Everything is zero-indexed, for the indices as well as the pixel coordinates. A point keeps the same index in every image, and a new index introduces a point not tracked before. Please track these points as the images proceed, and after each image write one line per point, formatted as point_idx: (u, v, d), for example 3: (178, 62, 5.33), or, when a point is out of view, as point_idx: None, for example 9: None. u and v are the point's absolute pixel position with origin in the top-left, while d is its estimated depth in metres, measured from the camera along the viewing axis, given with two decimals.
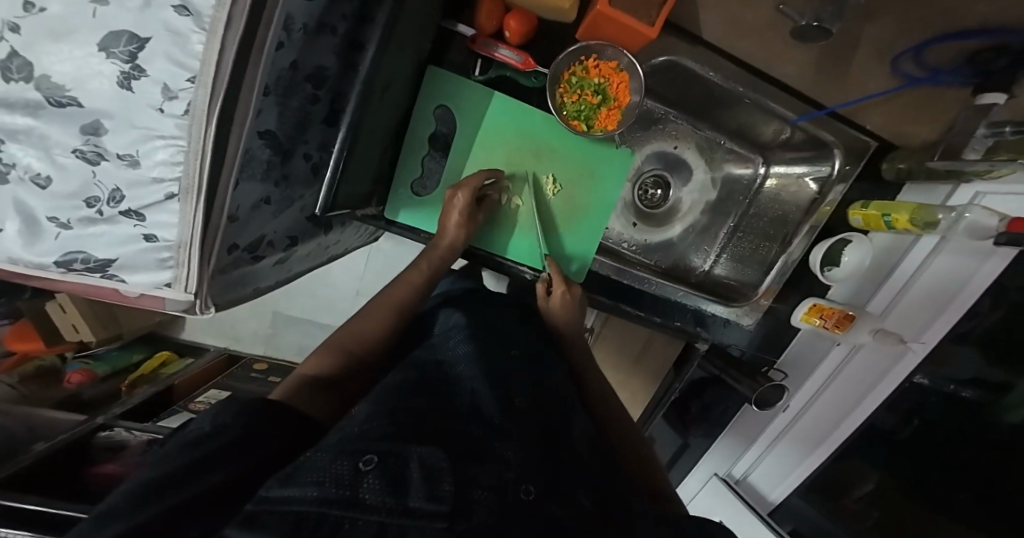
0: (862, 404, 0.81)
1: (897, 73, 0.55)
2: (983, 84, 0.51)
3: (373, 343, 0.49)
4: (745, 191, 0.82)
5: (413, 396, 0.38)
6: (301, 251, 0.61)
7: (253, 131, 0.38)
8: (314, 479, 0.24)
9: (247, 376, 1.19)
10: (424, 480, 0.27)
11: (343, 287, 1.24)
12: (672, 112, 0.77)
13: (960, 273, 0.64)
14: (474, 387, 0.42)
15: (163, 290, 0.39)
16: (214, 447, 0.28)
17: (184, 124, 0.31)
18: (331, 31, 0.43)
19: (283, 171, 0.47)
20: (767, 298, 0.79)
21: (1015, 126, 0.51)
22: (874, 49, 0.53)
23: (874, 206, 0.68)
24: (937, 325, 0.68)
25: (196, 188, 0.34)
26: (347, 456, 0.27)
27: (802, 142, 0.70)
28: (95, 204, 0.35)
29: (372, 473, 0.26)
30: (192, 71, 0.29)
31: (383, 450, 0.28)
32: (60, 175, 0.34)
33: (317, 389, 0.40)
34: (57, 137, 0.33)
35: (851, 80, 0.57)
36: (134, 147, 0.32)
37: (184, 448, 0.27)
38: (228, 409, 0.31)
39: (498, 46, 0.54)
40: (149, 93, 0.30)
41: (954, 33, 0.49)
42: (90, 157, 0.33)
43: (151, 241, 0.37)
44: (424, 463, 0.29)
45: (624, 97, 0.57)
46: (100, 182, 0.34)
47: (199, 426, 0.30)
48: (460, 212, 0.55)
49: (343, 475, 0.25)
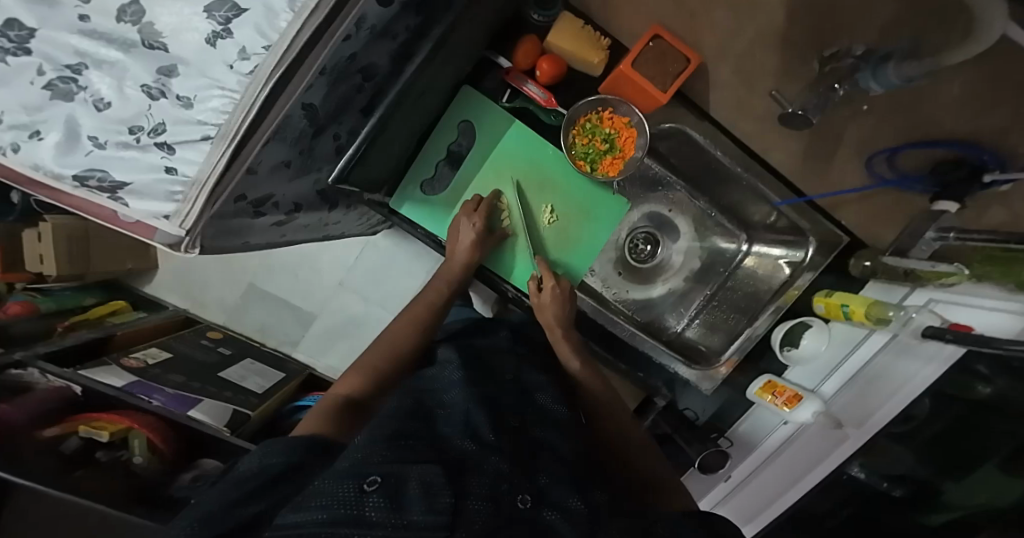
0: (805, 478, 0.89)
1: (872, 174, 0.57)
2: (944, 192, 0.50)
3: (392, 359, 0.63)
4: (726, 263, 0.89)
5: (412, 422, 0.46)
6: (302, 221, 0.63)
7: (299, 102, 0.44)
8: (321, 504, 0.30)
9: (196, 343, 1.15)
10: (422, 494, 0.32)
11: (327, 273, 1.28)
12: (673, 179, 0.86)
13: (903, 374, 0.70)
14: (468, 410, 0.49)
15: (159, 221, 0.42)
16: (265, 479, 0.38)
17: (246, 81, 0.37)
18: (392, 38, 0.50)
19: (311, 144, 0.52)
20: (726, 369, 0.80)
21: (959, 234, 0.55)
22: (853, 146, 0.56)
23: (837, 296, 0.75)
24: (877, 419, 0.75)
25: (231, 135, 0.39)
26: (353, 479, 0.32)
27: (785, 226, 0.77)
28: (137, 131, 0.40)
29: (375, 494, 0.31)
30: (269, 41, 0.36)
31: (385, 471, 0.34)
32: (118, 102, 0.39)
33: (347, 412, 0.54)
34: (135, 72, 0.38)
35: (829, 173, 0.60)
36: (194, 92, 0.38)
37: (241, 485, 0.37)
38: (272, 451, 0.41)
39: (528, 82, 0.61)
40: (227, 52, 0.36)
41: (926, 141, 0.50)
42: (153, 93, 0.39)
43: (170, 174, 0.41)
44: (422, 479, 0.34)
45: (629, 149, 0.62)
46: (151, 114, 0.39)
47: (250, 463, 0.40)
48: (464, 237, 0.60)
49: (347, 498, 0.30)
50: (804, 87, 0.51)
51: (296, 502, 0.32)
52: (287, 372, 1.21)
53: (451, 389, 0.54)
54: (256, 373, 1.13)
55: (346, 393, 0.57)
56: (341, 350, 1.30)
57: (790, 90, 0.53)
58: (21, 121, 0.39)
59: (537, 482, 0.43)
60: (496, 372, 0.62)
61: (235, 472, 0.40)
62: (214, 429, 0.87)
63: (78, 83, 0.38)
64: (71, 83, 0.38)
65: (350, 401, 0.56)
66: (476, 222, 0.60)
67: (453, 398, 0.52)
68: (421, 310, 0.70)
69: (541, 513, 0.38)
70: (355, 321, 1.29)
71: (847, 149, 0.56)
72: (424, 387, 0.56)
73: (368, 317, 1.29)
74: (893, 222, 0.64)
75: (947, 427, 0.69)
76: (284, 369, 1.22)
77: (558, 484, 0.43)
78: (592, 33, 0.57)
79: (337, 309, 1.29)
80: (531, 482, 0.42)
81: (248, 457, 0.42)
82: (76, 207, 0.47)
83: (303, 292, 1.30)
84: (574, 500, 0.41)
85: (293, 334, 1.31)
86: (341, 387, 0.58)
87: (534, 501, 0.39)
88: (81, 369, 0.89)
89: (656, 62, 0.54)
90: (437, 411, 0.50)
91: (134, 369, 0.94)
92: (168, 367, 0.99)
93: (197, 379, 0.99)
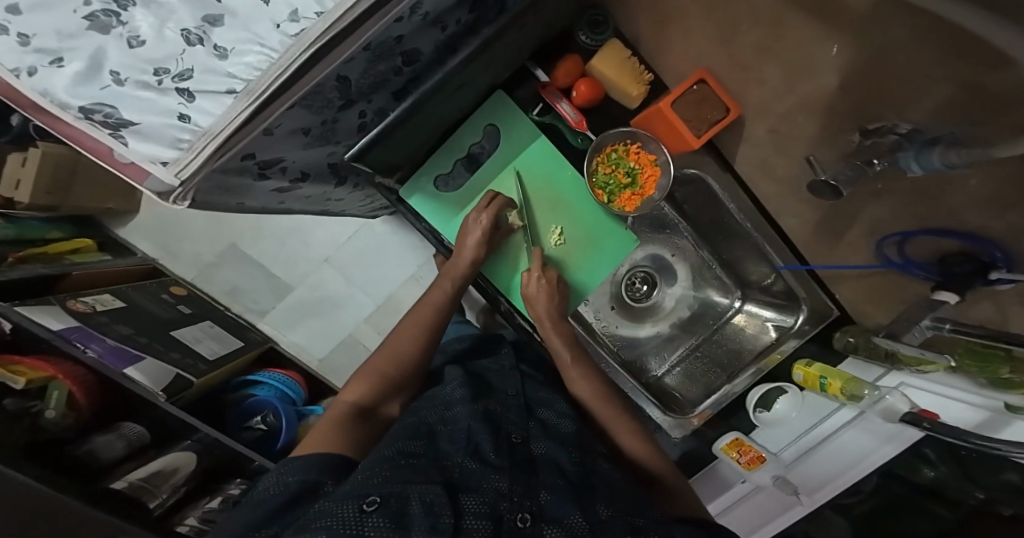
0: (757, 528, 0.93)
1: (879, 253, 0.59)
2: (946, 281, 0.51)
3: (405, 365, 0.63)
4: (717, 317, 0.90)
5: (413, 441, 0.48)
6: (304, 192, 0.60)
7: (335, 72, 0.41)
8: (324, 525, 0.33)
9: (157, 296, 1.06)
10: (424, 514, 0.37)
11: (315, 250, 1.23)
12: (682, 224, 0.87)
13: (869, 446, 0.75)
14: (470, 426, 0.51)
15: (155, 166, 0.40)
16: (283, 501, 0.40)
17: (289, 43, 0.36)
18: (441, 29, 0.48)
19: (335, 116, 0.49)
20: (699, 421, 0.81)
21: (953, 327, 0.56)
22: (866, 225, 0.58)
23: (816, 366, 0.76)
24: (838, 484, 0.79)
25: (257, 94, 0.37)
26: (355, 499, 0.36)
27: (780, 291, 0.80)
28: (161, 74, 0.37)
29: (375, 514, 0.35)
30: (323, 9, 0.35)
31: (385, 492, 0.38)
32: (155, 44, 0.36)
33: (357, 415, 0.56)
34: (180, 14, 0.36)
35: (838, 253, 0.65)
36: (232, 44, 0.36)
37: (263, 503, 0.40)
38: (290, 469, 0.43)
39: (562, 100, 0.60)
40: (278, 12, 0.35)
41: (934, 230, 0.50)
42: (191, 39, 0.36)
43: (182, 121, 0.38)
44: (423, 499, 0.38)
45: (649, 188, 0.63)
46: (182, 59, 0.37)
47: (270, 484, 0.42)
48: (472, 240, 0.59)
49: (348, 519, 0.34)
50: (841, 157, 0.49)
51: (303, 522, 0.35)
52: (247, 342, 1.15)
53: (455, 407, 0.57)
54: (211, 336, 1.06)
55: (353, 399, 0.59)
56: (309, 328, 1.26)
57: (825, 156, 0.50)
58: (46, 45, 0.35)
59: (533, 494, 0.43)
60: (497, 388, 0.65)
61: (259, 492, 0.42)
62: (151, 394, 0.81)
63: (120, 18, 0.35)
64: (113, 17, 0.35)
65: (359, 408, 0.57)
66: (484, 222, 0.59)
67: (457, 415, 0.55)
68: (427, 310, 0.67)
69: (541, 530, 0.40)
70: (333, 301, 1.25)
71: (859, 230, 0.60)
72: (430, 405, 0.59)
73: (346, 300, 1.25)
74: (885, 303, 0.66)
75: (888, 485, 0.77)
76: (245, 338, 1.15)
77: (551, 492, 0.44)
78: (636, 66, 0.58)
79: (316, 288, 1.24)
80: (532, 499, 0.43)
81: (269, 475, 0.44)
82: (71, 140, 0.41)
83: (286, 262, 1.23)
84: (576, 515, 0.41)
85: (262, 303, 1.25)
86: (349, 393, 0.59)
87: (534, 519, 0.40)
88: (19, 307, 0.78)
89: (695, 106, 0.54)
90: (439, 428, 0.53)
91: (81, 316, 0.85)
92: (116, 317, 0.90)
93: (145, 335, 0.91)
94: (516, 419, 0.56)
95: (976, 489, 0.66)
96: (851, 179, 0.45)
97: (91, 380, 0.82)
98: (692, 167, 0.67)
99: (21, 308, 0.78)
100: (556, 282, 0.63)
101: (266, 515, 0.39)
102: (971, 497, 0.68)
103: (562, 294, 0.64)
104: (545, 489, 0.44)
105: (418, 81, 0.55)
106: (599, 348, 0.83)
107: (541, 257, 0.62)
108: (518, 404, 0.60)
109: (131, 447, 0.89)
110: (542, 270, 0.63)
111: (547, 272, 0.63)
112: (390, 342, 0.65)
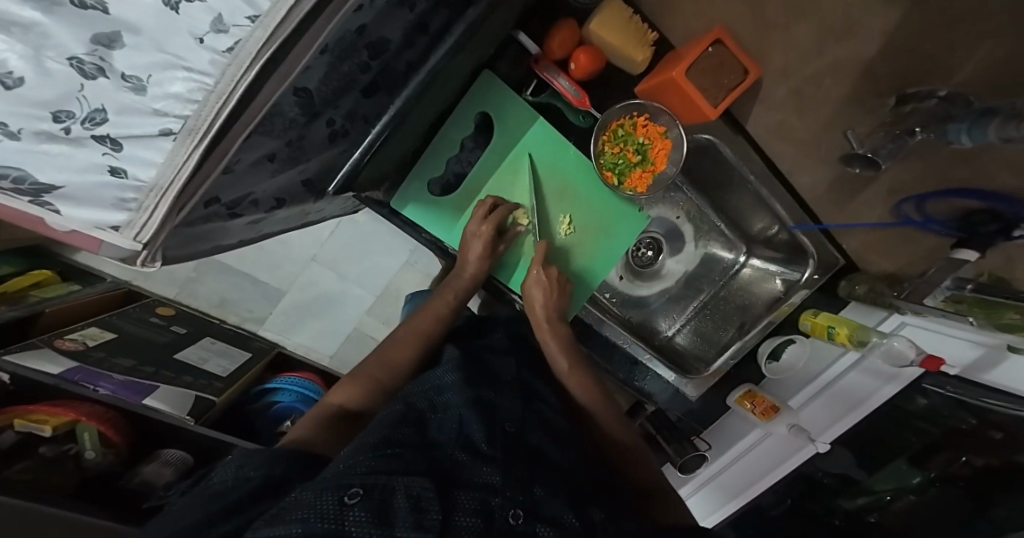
0: (772, 472, 0.96)
1: (897, 212, 0.60)
2: (968, 240, 0.53)
3: (392, 368, 0.59)
4: (723, 273, 0.90)
5: (403, 427, 0.44)
6: (281, 215, 0.55)
7: (291, 86, 0.34)
8: (298, 518, 0.29)
9: (144, 320, 1.04)
10: (410, 510, 0.33)
11: (298, 248, 1.17)
12: (685, 186, 0.84)
13: (868, 387, 0.78)
14: (462, 415, 0.48)
15: (104, 232, 0.34)
16: (240, 494, 0.35)
17: (221, 61, 0.26)
18: (409, 7, 0.39)
19: (302, 132, 0.42)
20: (714, 378, 0.83)
21: (974, 287, 0.56)
22: (886, 187, 0.59)
23: (823, 316, 0.78)
24: (843, 422, 0.84)
25: (202, 131, 0.30)
26: (334, 491, 0.32)
27: (782, 243, 0.78)
28: (65, 120, 0.27)
29: (356, 506, 0.31)
30: (256, 10, 0.25)
31: (369, 483, 0.33)
32: (38, 79, 0.24)
33: (345, 420, 0.53)
34: (62, 38, 0.23)
35: (850, 210, 0.65)
36: (145, 71, 0.26)
37: (212, 499, 0.35)
38: (251, 461, 0.38)
39: (558, 75, 0.56)
40: (195, 20, 0.23)
41: (953, 189, 0.52)
42: (89, 71, 0.25)
43: (118, 177, 0.31)
44: (410, 493, 0.34)
45: (660, 163, 0.62)
46: (84, 98, 0.26)
47: (226, 474, 0.37)
48: (480, 247, 0.59)
49: (327, 511, 0.30)
50: (877, 126, 0.54)
51: (271, 514, 0.30)
52: (254, 351, 1.14)
53: (448, 393, 0.52)
54: (217, 353, 1.06)
55: (340, 401, 0.55)
56: (312, 327, 1.24)
57: (862, 127, 0.55)
58: None
59: (527, 489, 0.40)
60: (494, 371, 0.60)
61: (210, 484, 0.37)
62: (178, 420, 0.86)
63: None
64: None
65: (345, 411, 0.54)
66: (488, 228, 0.59)
67: (450, 402, 0.50)
68: (431, 318, 0.64)
69: (534, 528, 0.36)
70: (330, 298, 1.22)
71: (879, 188, 0.60)
72: (417, 388, 0.54)
73: (343, 296, 1.22)
74: (919, 257, 0.63)
75: (884, 421, 0.81)
76: (249, 348, 1.14)
77: (543, 487, 0.41)
78: (638, 25, 0.54)
79: (309, 287, 1.20)
80: (527, 493, 0.40)
81: (224, 466, 0.39)
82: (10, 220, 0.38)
83: (271, 264, 1.18)
84: (569, 516, 0.40)
85: (258, 310, 1.21)
86: (335, 394, 0.56)
87: (527, 515, 0.37)
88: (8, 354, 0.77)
89: (715, 72, 0.53)
90: (430, 415, 0.49)
91: (76, 355, 0.84)
92: (113, 351, 0.90)
93: (150, 364, 0.93)
94: (514, 407, 0.52)
95: (969, 415, 0.67)
96: (892, 151, 0.52)
97: (115, 415, 0.87)
98: (707, 134, 0.68)
99: (10, 355, 0.77)
100: (557, 280, 0.63)
101: (223, 504, 0.33)
102: (964, 422, 0.69)
103: (562, 295, 0.63)
104: (538, 484, 0.42)
105: (389, 74, 0.46)
106: (615, 326, 0.79)
107: (544, 254, 0.61)
108: (515, 393, 0.56)
109: (181, 469, 0.93)
110: (544, 267, 0.62)
111: (548, 270, 0.62)
112: (386, 347, 0.61)
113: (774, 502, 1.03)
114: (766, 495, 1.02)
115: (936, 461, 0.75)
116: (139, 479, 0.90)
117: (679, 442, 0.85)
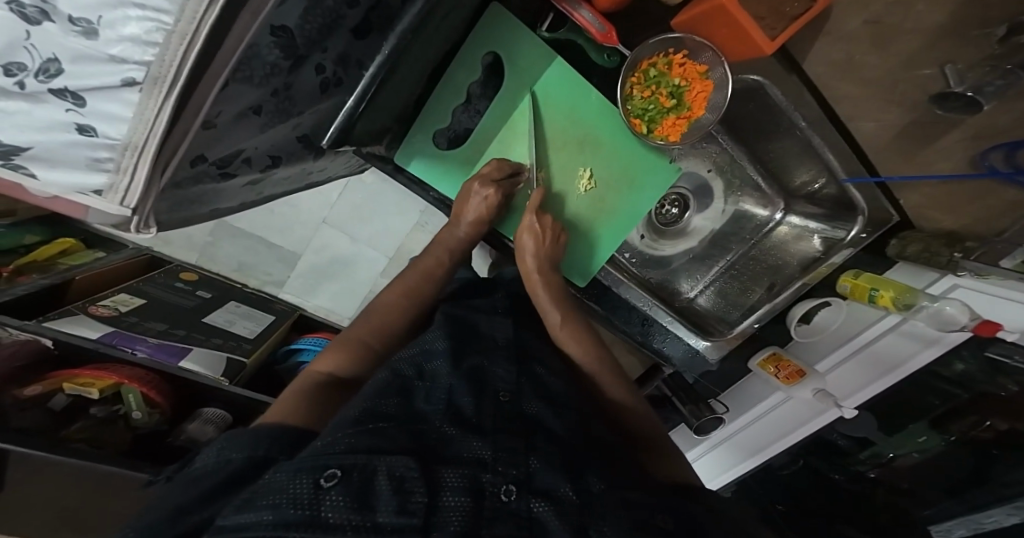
0: (792, 435, 0.92)
1: (981, 162, 0.56)
2: None
3: (387, 337, 0.57)
4: (755, 230, 0.84)
5: (387, 399, 0.42)
6: (279, 175, 0.53)
7: (266, 24, 0.29)
8: (269, 503, 0.27)
9: (170, 285, 1.06)
10: (393, 493, 0.31)
11: (308, 211, 1.20)
12: (720, 135, 0.77)
13: (905, 352, 0.72)
14: (451, 386, 0.46)
15: (89, 197, 0.31)
16: (217, 480, 0.34)
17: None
18: None
19: (287, 80, 0.38)
20: (738, 339, 0.79)
21: None
22: (970, 131, 0.54)
23: (865, 278, 0.71)
24: (875, 384, 0.77)
25: (170, 80, 0.25)
26: (309, 473, 0.30)
27: (827, 198, 0.71)
28: (15, 73, 0.25)
29: (333, 490, 0.29)
30: None
31: (347, 463, 0.31)
32: None
33: (336, 386, 0.50)
34: None
35: (915, 158, 0.59)
36: (94, 12, 0.21)
37: (192, 483, 0.34)
38: (232, 444, 0.37)
39: (581, 6, 0.49)
40: None
41: None
42: (30, 16, 0.22)
43: (87, 136, 0.28)
44: (392, 473, 0.32)
45: (698, 108, 0.57)
46: (32, 47, 0.24)
47: (208, 458, 0.36)
48: (476, 211, 0.56)
49: (301, 496, 0.28)
50: (983, 59, 0.50)
51: (243, 498, 0.29)
52: (277, 314, 1.15)
53: (441, 361, 0.50)
54: (243, 316, 1.08)
55: (329, 369, 0.52)
56: (330, 289, 1.27)
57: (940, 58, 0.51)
58: None
59: (520, 461, 0.38)
60: (485, 335, 0.58)
61: (194, 468, 0.36)
62: (213, 381, 0.90)
63: None
64: None
65: (335, 379, 0.51)
66: (484, 190, 0.55)
67: (439, 370, 0.49)
68: (425, 276, 0.63)
69: (528, 504, 0.35)
70: (344, 261, 1.25)
71: (960, 133, 0.55)
72: (406, 353, 0.52)
73: (356, 258, 1.24)
74: (994, 214, 0.58)
75: (913, 387, 0.77)
76: (272, 311, 1.15)
77: (541, 459, 0.39)
78: None
79: (322, 249, 1.23)
80: (519, 465, 0.38)
81: (207, 450, 0.38)
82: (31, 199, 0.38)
83: (283, 227, 1.21)
84: (564, 486, 0.37)
85: (276, 274, 1.25)
86: (322, 362, 0.52)
87: (520, 490, 0.36)
88: (48, 323, 0.82)
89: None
90: (416, 383, 0.47)
91: (110, 320, 0.88)
92: (144, 315, 0.93)
93: (181, 326, 0.96)
94: (506, 375, 0.50)
95: (1009, 382, 0.63)
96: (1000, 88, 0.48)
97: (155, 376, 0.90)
98: (755, 74, 0.59)
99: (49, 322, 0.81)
100: (550, 228, 0.59)
101: (197, 493, 0.33)
102: (1003, 389, 0.65)
103: (554, 238, 0.59)
104: (533, 453, 0.40)
105: (383, 9, 0.41)
106: (636, 289, 0.76)
107: (537, 197, 0.57)
108: (517, 362, 0.54)
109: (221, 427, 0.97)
110: (537, 213, 0.58)
111: (541, 215, 0.59)
112: (374, 311, 0.60)
113: (787, 462, 1.02)
114: (780, 457, 1.00)
115: (959, 424, 0.73)
116: (186, 436, 0.96)
117: (695, 404, 0.85)
